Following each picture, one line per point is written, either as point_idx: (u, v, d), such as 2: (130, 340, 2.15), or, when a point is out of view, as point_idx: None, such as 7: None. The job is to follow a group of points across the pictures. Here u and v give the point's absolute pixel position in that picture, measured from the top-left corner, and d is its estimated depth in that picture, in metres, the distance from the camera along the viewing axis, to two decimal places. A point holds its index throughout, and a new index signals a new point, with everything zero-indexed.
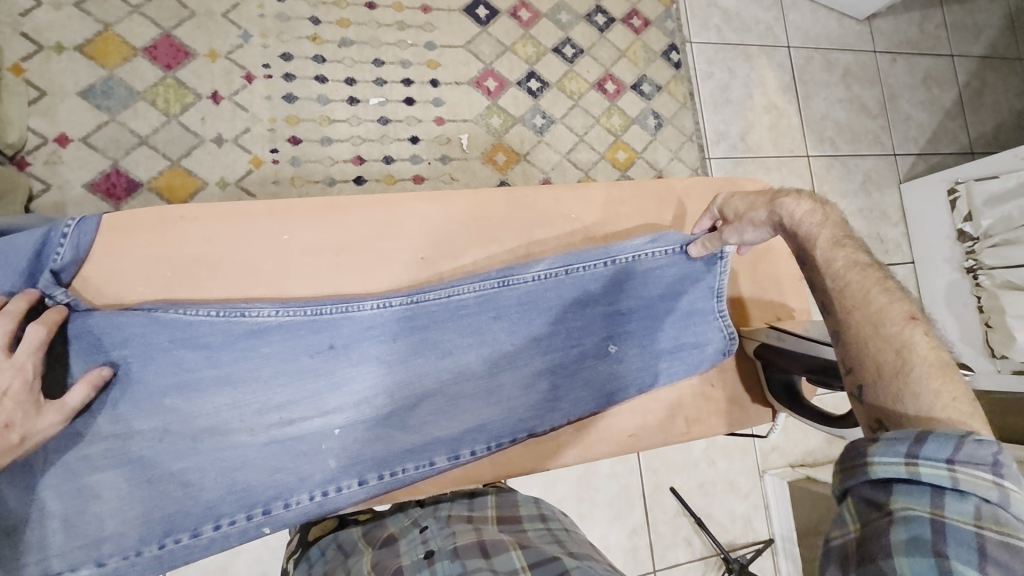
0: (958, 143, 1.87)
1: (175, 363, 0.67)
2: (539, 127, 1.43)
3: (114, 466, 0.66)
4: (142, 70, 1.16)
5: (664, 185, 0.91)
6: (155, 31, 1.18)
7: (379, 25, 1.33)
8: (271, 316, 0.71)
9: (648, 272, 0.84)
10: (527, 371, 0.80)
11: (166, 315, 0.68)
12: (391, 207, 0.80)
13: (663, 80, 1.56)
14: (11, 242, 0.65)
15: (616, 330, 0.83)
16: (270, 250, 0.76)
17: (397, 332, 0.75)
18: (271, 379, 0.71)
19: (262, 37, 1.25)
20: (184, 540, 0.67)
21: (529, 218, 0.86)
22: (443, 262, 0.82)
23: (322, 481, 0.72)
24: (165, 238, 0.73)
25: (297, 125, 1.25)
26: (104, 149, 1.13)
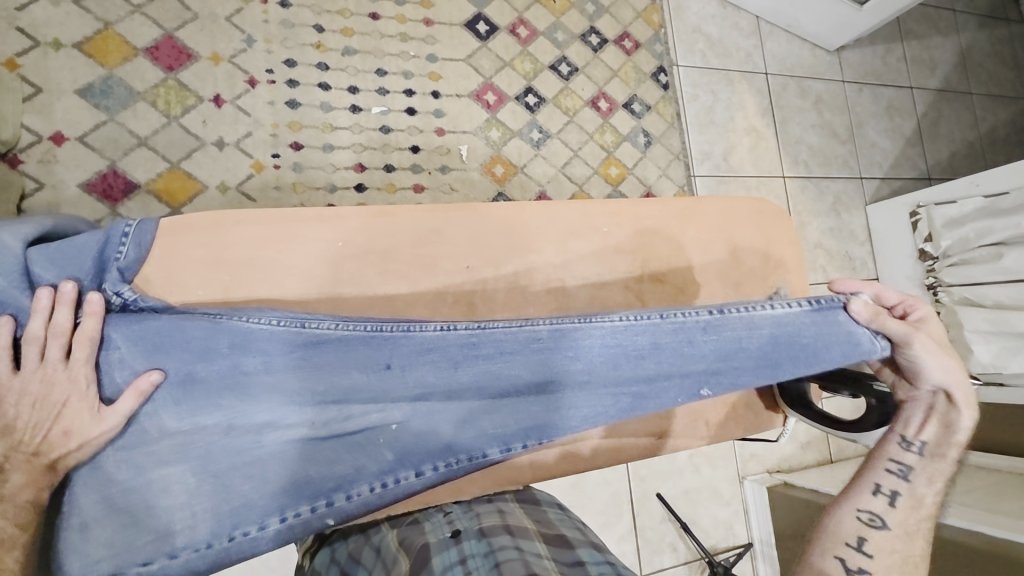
0: (917, 168, 2.01)
1: (235, 366, 0.64)
2: (536, 141, 1.47)
3: (182, 460, 0.62)
4: (142, 71, 1.15)
5: (688, 201, 0.95)
6: (157, 31, 1.17)
7: (382, 36, 1.35)
8: (331, 328, 0.66)
9: (781, 332, 0.68)
10: (606, 392, 0.66)
11: (230, 321, 0.65)
12: (436, 217, 0.83)
13: (652, 100, 1.63)
14: (75, 242, 0.67)
15: (734, 381, 0.68)
16: (321, 256, 0.78)
17: (458, 360, 0.65)
18: (326, 388, 0.64)
19: (266, 43, 1.25)
20: (251, 533, 0.63)
21: (565, 229, 0.89)
22: (485, 270, 0.84)
23: (377, 473, 0.65)
24: (222, 243, 0.75)
25: (299, 131, 1.25)
26: (101, 149, 1.11)
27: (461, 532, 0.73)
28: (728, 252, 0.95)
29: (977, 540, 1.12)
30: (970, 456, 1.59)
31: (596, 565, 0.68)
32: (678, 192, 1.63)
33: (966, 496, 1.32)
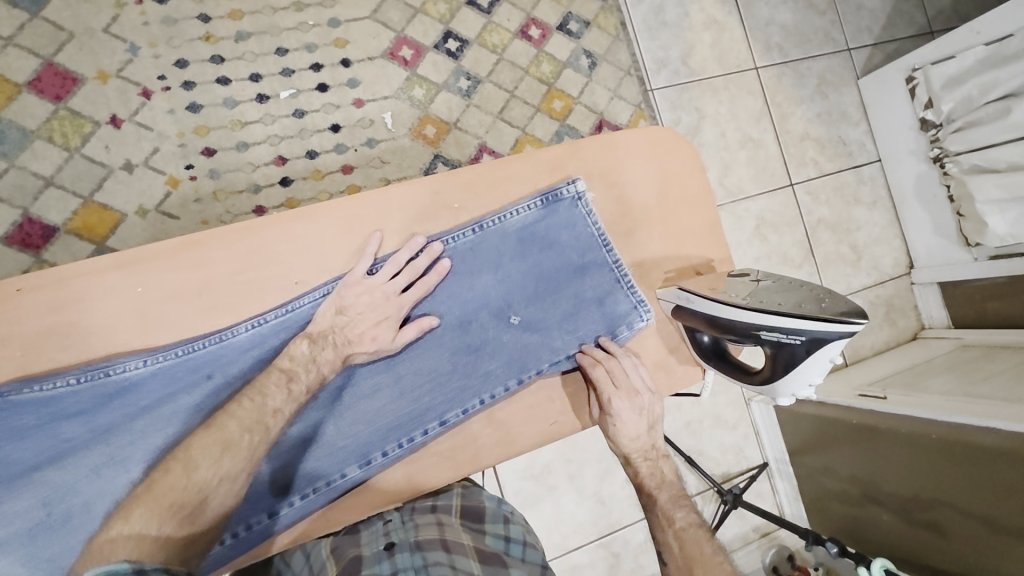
0: (914, 24, 1.77)
1: (51, 437, 0.70)
2: (465, 90, 1.35)
3: (3, 555, 0.64)
4: (30, 107, 1.10)
5: (559, 149, 0.85)
6: (35, 60, 1.11)
7: (274, 10, 1.23)
8: (141, 367, 0.73)
9: (529, 233, 0.84)
10: (423, 357, 0.81)
11: (23, 396, 0.69)
12: (252, 234, 0.75)
13: (591, 14, 1.46)
14: None
15: (509, 298, 0.83)
16: (126, 306, 0.73)
17: (278, 348, 0.77)
18: (155, 425, 0.72)
19: (152, 47, 1.16)
20: None
21: (407, 218, 0.81)
22: (318, 279, 0.79)
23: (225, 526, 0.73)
24: (6, 315, 0.69)
25: (207, 135, 1.19)
26: (10, 198, 1.09)
27: (393, 545, 0.75)
28: (613, 198, 0.87)
29: (997, 438, 1.01)
30: (992, 336, 1.49)
31: None
32: (635, 111, 1.49)
33: (982, 386, 1.22)
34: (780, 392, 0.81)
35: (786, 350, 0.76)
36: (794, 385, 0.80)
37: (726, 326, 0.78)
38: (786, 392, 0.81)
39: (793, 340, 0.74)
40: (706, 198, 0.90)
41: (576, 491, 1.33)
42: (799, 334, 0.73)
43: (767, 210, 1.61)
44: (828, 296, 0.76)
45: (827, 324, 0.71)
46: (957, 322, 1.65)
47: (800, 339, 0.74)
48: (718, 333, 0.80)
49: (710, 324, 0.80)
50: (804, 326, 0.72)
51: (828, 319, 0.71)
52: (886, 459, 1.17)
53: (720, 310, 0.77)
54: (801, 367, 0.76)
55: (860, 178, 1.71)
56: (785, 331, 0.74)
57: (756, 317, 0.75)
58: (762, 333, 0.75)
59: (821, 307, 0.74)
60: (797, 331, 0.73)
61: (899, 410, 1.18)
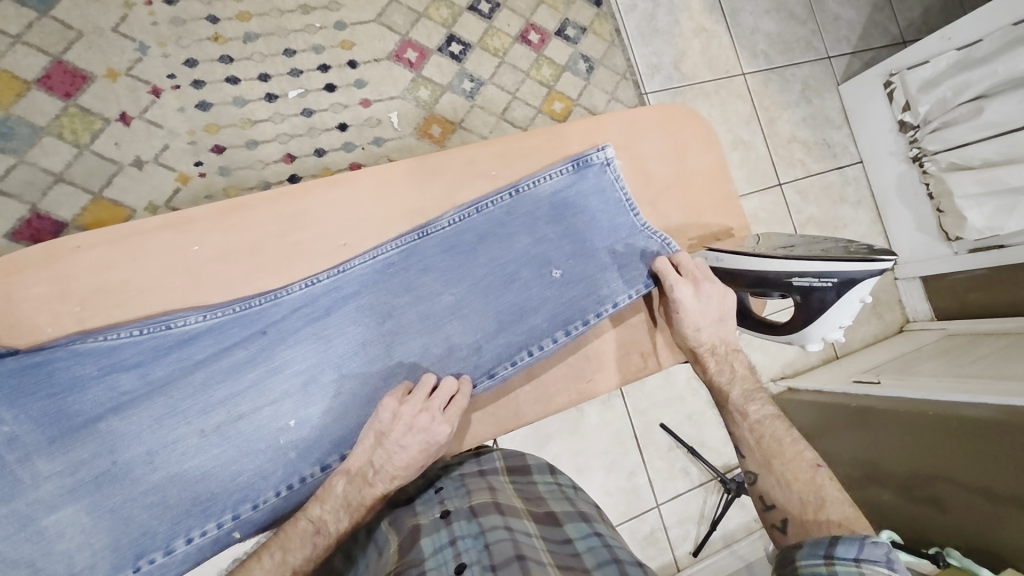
0: (889, 34, 1.86)
1: (110, 388, 0.73)
2: (469, 91, 1.39)
3: (69, 503, 0.71)
4: (40, 103, 1.11)
5: (584, 123, 0.89)
6: (43, 58, 1.12)
7: (282, 13, 1.26)
8: (198, 321, 0.76)
9: (562, 198, 0.87)
10: (470, 319, 0.83)
11: (86, 346, 0.73)
12: (300, 198, 0.81)
13: (586, 21, 1.51)
14: None
15: (546, 258, 0.85)
16: (178, 264, 0.78)
17: (330, 307, 0.80)
18: (208, 379, 0.76)
19: (161, 46, 1.18)
20: (158, 559, 0.73)
21: (444, 185, 0.86)
22: (364, 242, 0.83)
23: (282, 476, 0.77)
24: (61, 273, 0.75)
25: (217, 133, 1.20)
26: (19, 194, 1.09)
27: (449, 515, 0.75)
28: (637, 170, 0.91)
29: (984, 411, 1.08)
30: (977, 325, 1.55)
31: (591, 550, 0.69)
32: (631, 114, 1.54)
33: (971, 368, 1.28)
34: (810, 337, 0.84)
35: (817, 296, 0.80)
36: (824, 328, 0.84)
37: (758, 278, 0.82)
38: (815, 337, 0.84)
39: (825, 283, 0.78)
40: (722, 169, 0.94)
41: (583, 483, 1.34)
42: (832, 276, 0.77)
43: (758, 209, 1.68)
44: (854, 246, 0.83)
45: (859, 263, 0.76)
46: (941, 314, 1.72)
47: (832, 281, 0.78)
48: (749, 289, 0.85)
49: (743, 279, 0.84)
50: (838, 268, 0.77)
51: (861, 259, 0.76)
52: (886, 440, 1.22)
53: (751, 263, 0.82)
54: (832, 310, 0.80)
55: (845, 178, 1.79)
56: (818, 274, 0.78)
57: (789, 264, 0.79)
58: (794, 280, 0.79)
59: (850, 252, 0.79)
60: (830, 273, 0.77)
61: (892, 393, 1.27)
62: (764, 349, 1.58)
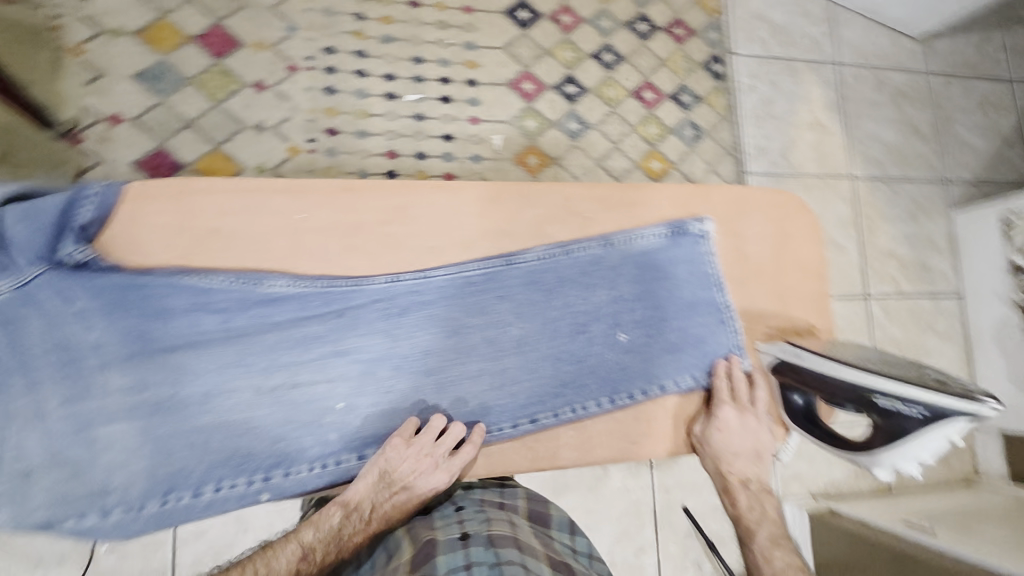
0: (1016, 172, 1.75)
1: (192, 324, 0.76)
2: (573, 132, 1.41)
3: (126, 421, 0.75)
4: (193, 56, 1.22)
5: (691, 190, 0.88)
6: (207, 18, 1.24)
7: (421, 24, 1.34)
8: (285, 286, 0.78)
9: (650, 261, 0.86)
10: (532, 355, 0.83)
11: (184, 281, 0.76)
12: (405, 195, 0.83)
13: (703, 91, 1.51)
14: (35, 205, 0.69)
15: (620, 317, 0.85)
16: (281, 228, 0.80)
17: (405, 307, 0.82)
18: (279, 343, 0.79)
19: (309, 30, 1.28)
20: (185, 498, 0.76)
21: (542, 214, 0.86)
22: (452, 250, 0.83)
23: (318, 454, 0.79)
24: (182, 207, 0.78)
25: (335, 117, 1.28)
26: (152, 130, 1.19)
27: (467, 537, 0.73)
28: (732, 247, 0.89)
29: None
30: None
31: None
32: None
33: None
34: (881, 464, 0.77)
35: (897, 421, 0.74)
36: (899, 458, 0.76)
37: (834, 386, 0.78)
38: (887, 465, 0.77)
39: (909, 410, 0.72)
40: (819, 267, 0.91)
41: None
42: (918, 404, 0.71)
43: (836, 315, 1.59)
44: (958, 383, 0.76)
45: (953, 399, 0.69)
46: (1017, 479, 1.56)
47: (917, 410, 0.72)
48: (821, 395, 0.80)
49: (816, 382, 0.80)
50: (926, 397, 0.71)
51: (956, 396, 0.69)
52: None
53: (827, 368, 0.78)
54: (911, 440, 0.73)
55: (937, 307, 1.68)
56: (902, 399, 0.72)
57: (870, 380, 0.74)
58: (875, 397, 0.74)
59: (947, 387, 0.72)
60: (915, 401, 0.72)
61: (941, 548, 1.13)
62: (810, 460, 1.48)
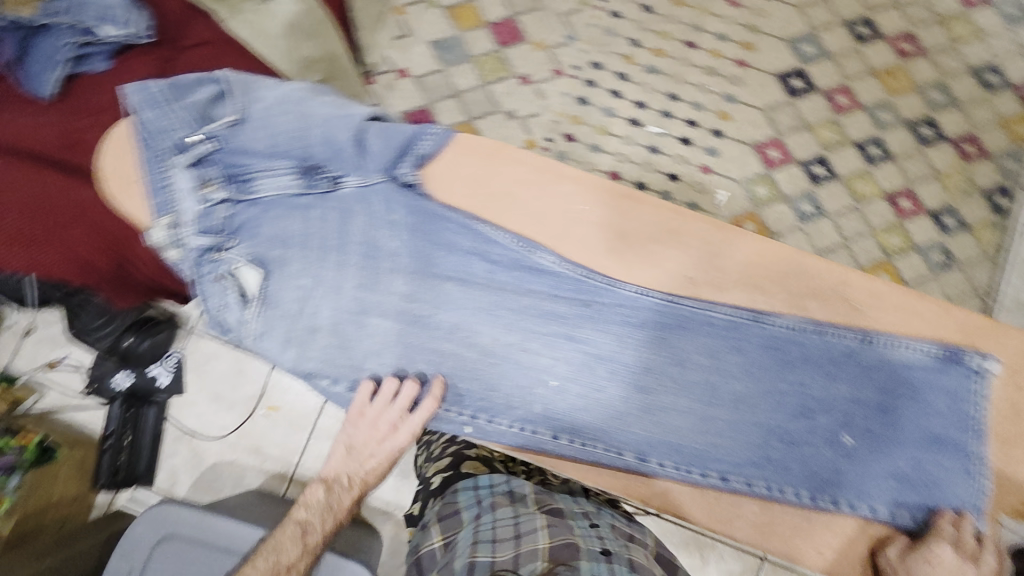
0: None
1: (467, 264, 0.78)
2: (804, 213, 1.29)
3: (387, 319, 0.78)
4: (483, 40, 1.34)
5: (981, 321, 0.74)
6: (506, 10, 1.35)
7: (690, 65, 1.34)
8: (552, 263, 0.76)
9: (906, 376, 0.73)
10: (746, 417, 0.75)
11: (480, 228, 0.77)
12: (681, 217, 0.77)
13: (974, 219, 1.31)
14: (393, 128, 0.76)
15: (852, 419, 0.74)
16: (563, 210, 0.77)
17: (642, 321, 0.77)
18: (525, 310, 0.78)
19: (586, 43, 1.34)
20: (407, 406, 0.77)
21: (806, 287, 0.75)
22: (706, 289, 0.76)
23: (519, 417, 0.76)
24: (495, 165, 0.78)
25: (578, 126, 1.31)
26: (425, 90, 1.31)
27: (608, 555, 0.81)
28: (1008, 402, 0.73)
29: None
30: None
31: None
32: None
33: None
34: None
35: None
36: None
37: None
38: None
39: None
40: None
41: None
42: None
43: None
44: None
45: None
46: None
47: None
48: None
49: None
50: None
51: None
52: None
53: None
54: None
55: None
56: None
57: None
58: None
59: None
60: None
61: None
62: None
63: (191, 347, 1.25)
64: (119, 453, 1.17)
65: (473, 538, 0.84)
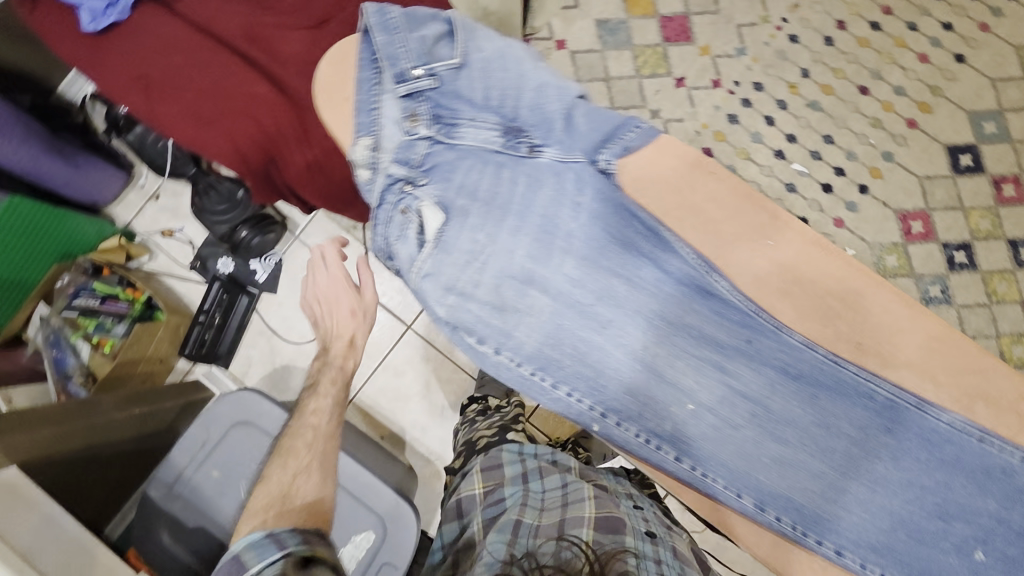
0: None
1: (637, 266, 0.74)
2: (929, 297, 1.21)
3: (541, 292, 0.74)
4: (649, 30, 1.29)
5: None
6: (682, 6, 1.30)
7: (855, 110, 1.25)
8: (725, 290, 0.72)
9: None
10: (877, 501, 0.72)
11: (665, 234, 0.73)
12: (867, 278, 0.71)
13: None
14: (605, 115, 0.73)
15: (988, 535, 0.70)
16: (747, 240, 0.73)
17: (800, 375, 0.73)
18: (678, 327, 0.74)
19: (753, 60, 1.27)
20: (545, 382, 0.74)
21: (977, 387, 0.70)
22: (872, 360, 0.72)
23: (649, 427, 0.74)
24: (692, 178, 0.74)
25: (719, 143, 1.26)
26: (577, 68, 1.29)
27: (653, 537, 0.81)
28: None
29: None
30: None
31: None
32: None
33: None
34: None
35: None
36: None
37: None
38: None
39: None
40: None
41: None
42: None
43: None
44: None
45: None
46: None
47: None
48: None
49: None
50: None
51: None
52: None
53: None
54: None
55: None
56: None
57: None
58: None
59: None
60: None
61: None
62: None
63: (292, 251, 1.30)
64: (207, 329, 1.23)
65: (521, 500, 0.84)
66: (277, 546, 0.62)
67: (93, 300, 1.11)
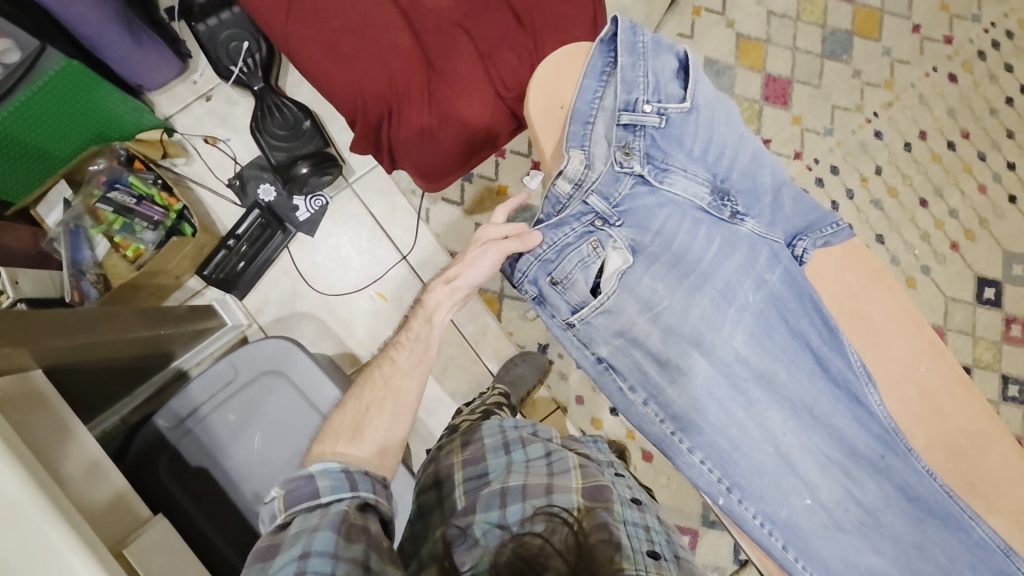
0: None
1: (798, 356, 0.81)
2: None
3: (712, 369, 0.79)
4: (752, 84, 1.30)
5: None
6: (788, 71, 1.31)
7: (911, 220, 1.31)
8: (875, 402, 0.81)
9: None
10: None
11: (836, 333, 0.80)
12: (994, 428, 0.80)
13: None
14: (812, 208, 0.81)
15: None
16: (902, 360, 0.82)
17: (911, 497, 0.80)
18: (821, 425, 0.81)
19: (837, 144, 1.31)
20: (683, 445, 0.80)
21: None
22: (977, 499, 0.81)
23: (767, 513, 0.80)
24: (871, 288, 0.82)
25: None
26: None
27: (637, 503, 0.75)
28: None
29: None
30: None
31: None
32: None
33: None
34: None
35: None
36: None
37: None
38: None
39: None
40: None
41: None
42: None
43: None
44: None
45: None
46: None
47: None
48: None
49: None
50: None
51: None
52: None
53: None
54: None
55: None
56: None
57: None
58: None
59: None
60: None
61: None
62: None
63: (340, 199, 1.22)
64: (232, 256, 1.16)
65: (506, 470, 0.75)
66: (351, 486, 0.64)
67: (129, 197, 1.02)
